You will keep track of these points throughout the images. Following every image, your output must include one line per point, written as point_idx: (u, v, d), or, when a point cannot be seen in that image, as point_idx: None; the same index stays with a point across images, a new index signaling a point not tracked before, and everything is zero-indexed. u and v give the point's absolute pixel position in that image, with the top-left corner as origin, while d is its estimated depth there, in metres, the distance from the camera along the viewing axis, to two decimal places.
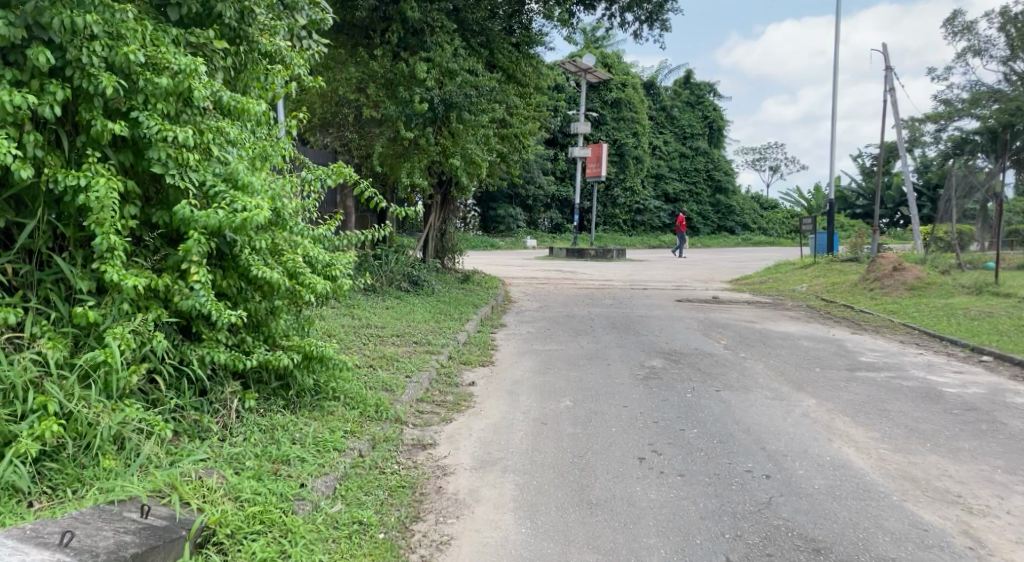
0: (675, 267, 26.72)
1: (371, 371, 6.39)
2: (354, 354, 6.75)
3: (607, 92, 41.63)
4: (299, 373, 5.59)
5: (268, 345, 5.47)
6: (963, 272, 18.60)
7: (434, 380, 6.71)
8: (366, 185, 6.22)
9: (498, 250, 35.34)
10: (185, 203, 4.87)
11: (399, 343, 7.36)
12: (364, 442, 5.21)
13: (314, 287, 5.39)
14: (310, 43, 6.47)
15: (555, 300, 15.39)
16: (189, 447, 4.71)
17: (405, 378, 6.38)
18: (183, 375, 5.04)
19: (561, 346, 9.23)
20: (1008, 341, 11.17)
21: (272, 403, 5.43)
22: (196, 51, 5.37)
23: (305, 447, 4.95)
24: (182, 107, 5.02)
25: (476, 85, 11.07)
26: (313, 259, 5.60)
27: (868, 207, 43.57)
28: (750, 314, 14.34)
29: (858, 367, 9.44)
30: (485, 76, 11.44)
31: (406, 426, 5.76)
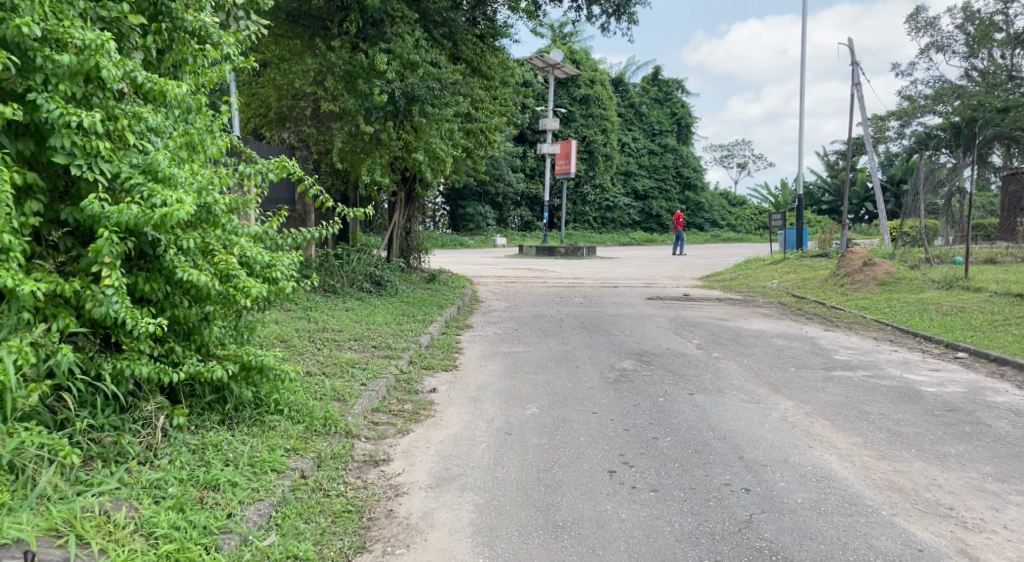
0: (646, 264, 26.51)
1: (321, 380, 6.03)
2: (307, 361, 6.38)
3: (575, 89, 41.46)
4: (236, 384, 5.22)
5: (200, 355, 5.11)
6: (932, 267, 18.53)
7: (392, 387, 6.36)
8: (313, 181, 5.84)
9: (467, 249, 34.91)
10: (95, 197, 4.49)
11: (356, 347, 7.00)
12: (307, 461, 4.87)
13: (250, 291, 5.01)
14: (248, 22, 6.21)
15: (524, 300, 15.05)
16: (100, 472, 4.33)
17: (360, 387, 6.04)
18: (99, 392, 4.67)
19: (528, 348, 8.90)
20: (982, 336, 11.04)
21: (205, 419, 5.08)
22: (109, 25, 4.98)
23: (239, 469, 4.60)
24: (92, 89, 4.65)
25: (439, 78, 10.69)
26: (252, 260, 5.23)
27: (835, 202, 43.73)
28: (722, 312, 14.11)
29: (835, 366, 9.22)
30: (449, 68, 11.05)
31: (358, 440, 5.42)
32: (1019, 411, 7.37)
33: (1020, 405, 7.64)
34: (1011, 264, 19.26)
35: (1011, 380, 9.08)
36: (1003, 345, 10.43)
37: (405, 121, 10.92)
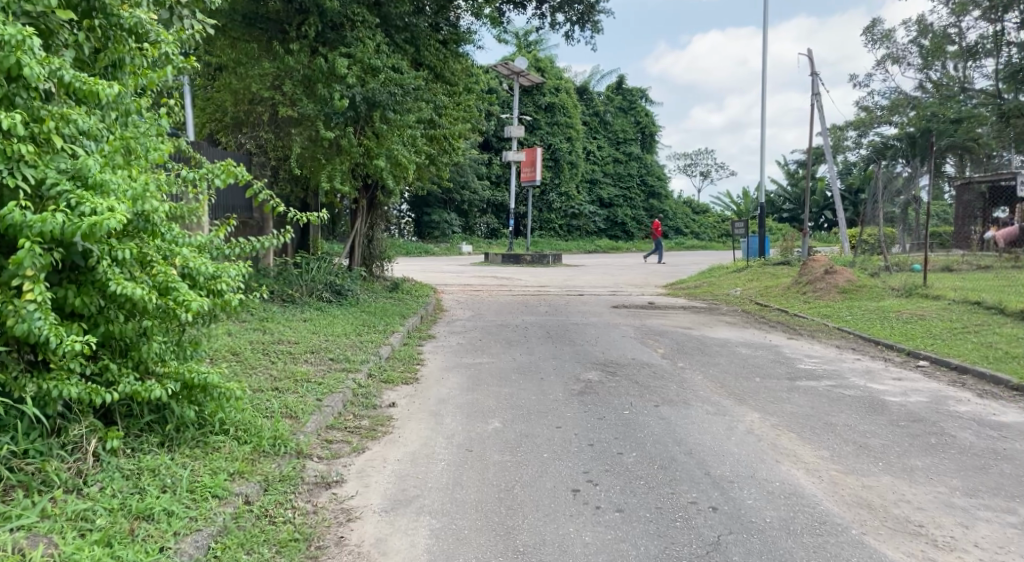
0: (611, 272, 26.46)
1: (273, 396, 5.82)
2: (259, 376, 6.17)
3: (540, 97, 41.47)
4: (177, 404, 5.01)
5: (138, 373, 4.88)
6: (892, 275, 18.67)
7: (348, 403, 6.16)
8: (263, 186, 5.63)
9: (432, 257, 34.66)
10: (16, 206, 4.26)
11: (312, 361, 6.79)
12: (252, 486, 4.66)
13: (190, 305, 4.79)
14: (190, 22, 6.07)
15: (487, 309, 14.89)
16: (20, 504, 4.09)
17: (315, 403, 5.84)
18: (23, 415, 4.42)
19: (492, 359, 8.73)
20: (943, 344, 11.07)
21: (144, 442, 4.85)
22: (34, 22, 4.73)
23: (177, 497, 4.38)
24: (13, 89, 4.43)
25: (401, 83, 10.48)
26: (196, 272, 5.01)
27: (795, 211, 44.17)
28: (687, 320, 14.05)
29: (799, 376, 9.16)
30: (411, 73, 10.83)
31: (310, 460, 5.22)
32: (982, 420, 7.34)
33: (983, 415, 7.61)
34: (968, 272, 19.49)
35: (973, 388, 9.08)
36: (964, 354, 10.45)
37: (367, 126, 10.70)
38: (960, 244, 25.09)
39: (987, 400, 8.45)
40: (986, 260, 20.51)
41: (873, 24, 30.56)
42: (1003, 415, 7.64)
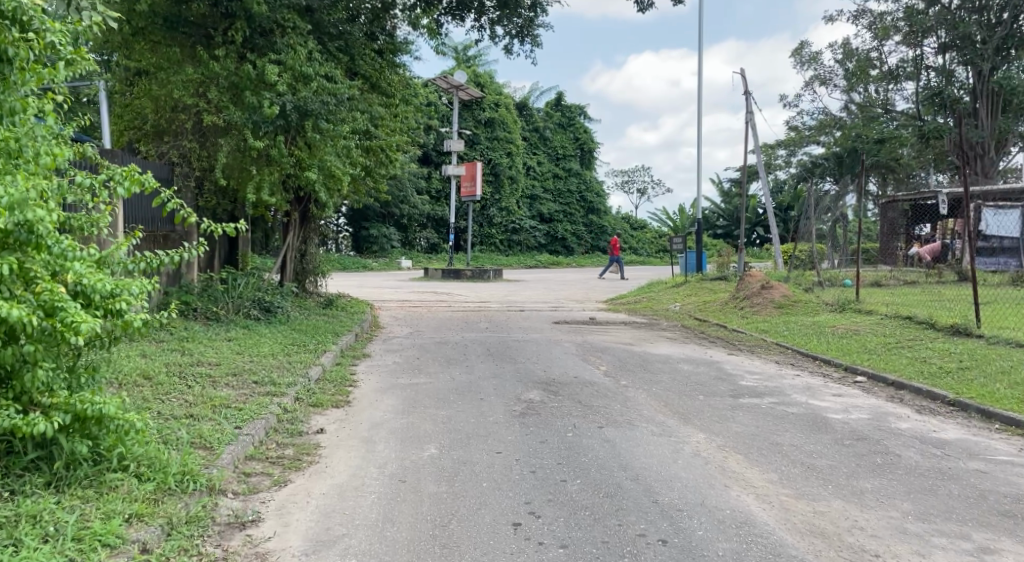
0: (552, 287, 26.29)
1: (186, 425, 5.42)
2: (172, 403, 5.76)
3: (480, 111, 41.34)
4: (67, 439, 4.60)
5: (21, 405, 4.53)
6: (825, 290, 18.87)
7: (271, 430, 5.78)
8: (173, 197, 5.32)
9: (371, 272, 34.09)
10: None
11: (233, 385, 6.38)
12: (152, 531, 4.26)
13: (79, 328, 4.44)
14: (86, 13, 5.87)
15: (424, 326, 14.52)
16: None
17: (234, 431, 5.45)
18: None
19: (429, 378, 8.40)
20: (879, 360, 11.05)
21: (28, 483, 4.44)
22: None
23: (63, 547, 3.96)
24: None
25: (335, 92, 10.17)
26: (94, 290, 4.63)
27: (729, 227, 44.80)
28: (628, 336, 13.88)
29: (741, 392, 9.01)
30: (344, 83, 10.54)
31: (223, 496, 4.83)
32: (924, 438, 7.24)
33: (924, 431, 7.53)
34: (896, 286, 19.85)
35: (911, 403, 9.06)
36: (900, 369, 10.45)
37: (298, 137, 10.34)
38: (884, 259, 25.59)
39: (926, 416, 8.45)
40: (913, 276, 20.94)
41: (802, 46, 31.32)
42: (944, 432, 7.57)
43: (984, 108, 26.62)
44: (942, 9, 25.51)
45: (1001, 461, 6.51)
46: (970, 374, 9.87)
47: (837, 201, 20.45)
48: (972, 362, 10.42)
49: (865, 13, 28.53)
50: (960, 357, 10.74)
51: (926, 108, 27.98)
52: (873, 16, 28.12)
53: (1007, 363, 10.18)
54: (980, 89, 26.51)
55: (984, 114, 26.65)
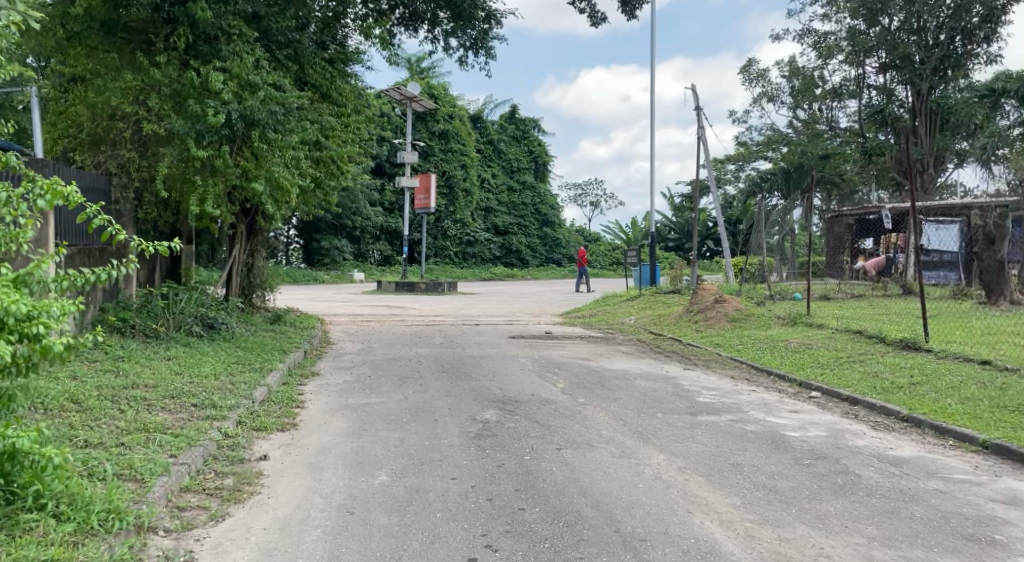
0: (507, 300, 26.08)
1: (115, 455, 5.12)
2: (101, 431, 5.46)
3: (434, 123, 41.08)
4: None
5: None
6: (777, 303, 18.95)
7: (210, 457, 5.49)
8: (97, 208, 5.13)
9: (323, 285, 33.57)
10: None
11: (168, 411, 6.07)
12: None
13: None
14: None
15: (376, 341, 14.21)
16: None
17: (170, 461, 5.17)
18: None
19: (380, 397, 8.16)
20: (833, 375, 10.99)
21: None
22: None
23: None
24: None
25: (282, 101, 10.00)
26: (9, 312, 4.49)
27: (680, 240, 45.12)
28: (584, 351, 13.72)
29: (698, 409, 8.87)
30: (292, 91, 10.36)
31: (155, 534, 4.54)
32: (881, 455, 7.14)
33: (881, 449, 7.43)
34: (844, 300, 20.07)
35: (866, 418, 8.95)
36: (853, 384, 10.38)
37: (244, 147, 10.13)
38: (830, 270, 25.72)
39: (880, 431, 8.29)
40: (862, 290, 21.16)
41: (749, 64, 31.73)
42: (900, 449, 7.47)
43: (924, 127, 27.47)
44: (882, 30, 26.40)
45: (959, 480, 6.42)
46: (921, 390, 9.82)
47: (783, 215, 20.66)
48: (923, 377, 10.39)
49: (810, 31, 29.03)
50: (910, 372, 10.72)
51: (868, 125, 29.08)
52: (818, 35, 28.66)
53: (958, 378, 10.17)
54: (918, 107, 27.13)
55: (923, 132, 27.43)
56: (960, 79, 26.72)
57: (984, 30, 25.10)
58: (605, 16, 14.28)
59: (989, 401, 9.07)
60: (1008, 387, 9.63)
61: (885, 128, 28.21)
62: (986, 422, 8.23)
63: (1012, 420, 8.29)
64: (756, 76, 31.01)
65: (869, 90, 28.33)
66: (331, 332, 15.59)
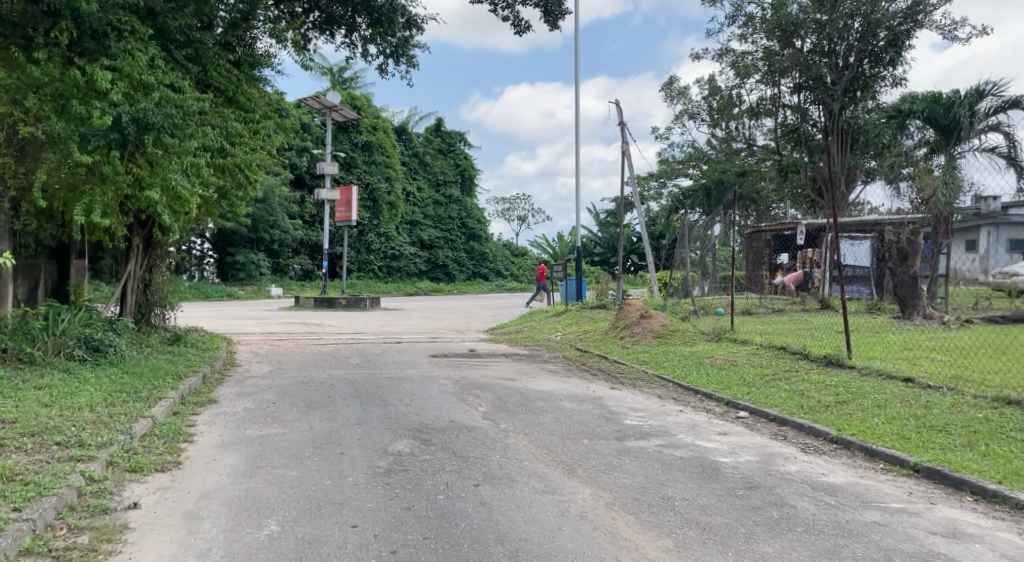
0: (431, 316, 25.50)
1: None
2: None
3: (356, 134, 40.33)
4: None
5: None
6: (701, 318, 18.85)
7: (63, 509, 5.37)
8: None
9: (239, 301, 32.45)
10: None
11: (27, 454, 6.08)
12: None
13: None
14: None
15: (288, 365, 13.45)
16: None
17: (10, 518, 5.02)
18: None
19: (281, 429, 8.14)
20: (761, 393, 10.61)
21: None
22: None
23: None
24: None
25: (178, 104, 10.37)
26: None
27: (605, 254, 45.17)
28: (507, 370, 13.24)
29: (624, 434, 8.44)
30: (191, 93, 10.78)
31: None
32: (815, 483, 6.77)
33: (813, 475, 7.05)
34: (765, 314, 20.08)
35: (793, 439, 8.54)
36: (779, 403, 9.97)
37: (138, 155, 10.46)
38: (751, 288, 25.63)
39: (809, 454, 7.89)
40: (784, 305, 21.15)
41: (671, 81, 31.93)
42: (833, 474, 7.09)
43: (837, 147, 27.94)
44: (795, 51, 26.94)
45: (897, 510, 6.07)
46: (847, 409, 9.42)
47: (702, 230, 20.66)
48: (848, 396, 9.99)
49: (728, 51, 29.33)
50: (836, 391, 10.31)
51: (784, 144, 29.55)
52: (737, 55, 29.02)
53: (882, 397, 9.73)
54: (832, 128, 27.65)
55: (835, 151, 28.01)
56: (868, 100, 27.88)
57: (891, 54, 26.67)
58: (529, 24, 13.94)
59: (915, 420, 8.62)
60: (932, 405, 9.12)
61: (799, 146, 28.85)
62: (915, 444, 7.81)
63: (941, 440, 7.88)
64: (677, 90, 31.20)
65: (784, 109, 28.74)
66: (240, 355, 14.75)
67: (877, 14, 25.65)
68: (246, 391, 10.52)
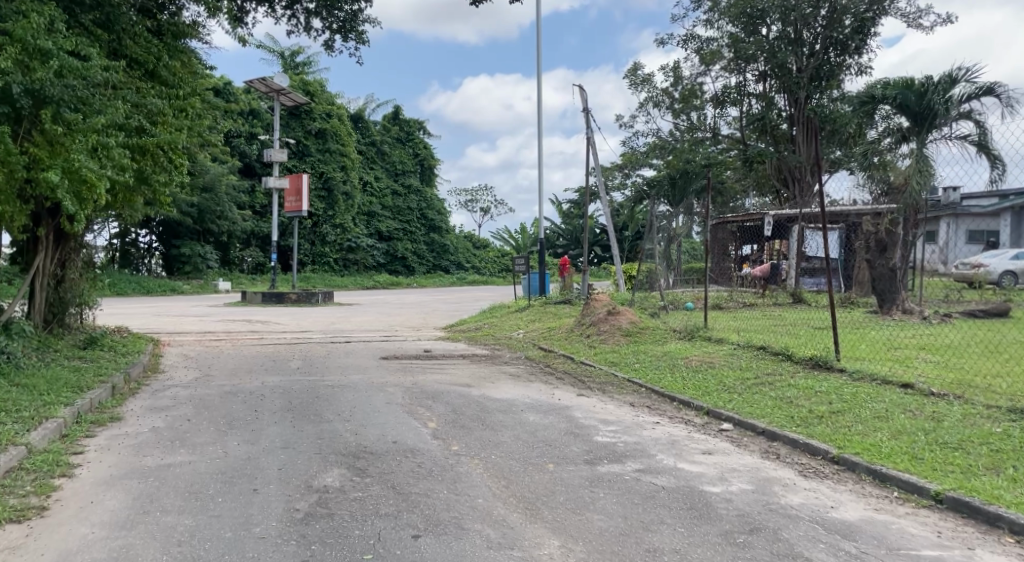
0: (386, 311, 24.17)
1: None
2: None
3: (309, 122, 38.85)
4: None
5: None
6: (669, 315, 17.82)
7: None
8: None
9: (181, 296, 30.86)
10: None
11: None
12: None
13: None
14: None
15: (218, 372, 12.08)
16: None
17: None
18: None
19: (186, 458, 6.97)
20: (745, 399, 9.32)
21: None
22: None
23: None
24: None
25: (78, 72, 10.70)
26: None
27: (568, 246, 44.21)
28: (463, 375, 11.96)
29: (596, 456, 7.22)
30: (98, 63, 11.16)
31: None
32: (825, 521, 5.66)
33: (820, 509, 5.91)
34: (737, 309, 19.03)
35: (786, 458, 7.27)
36: (766, 414, 8.56)
37: (36, 133, 10.67)
38: (717, 279, 24.21)
39: (809, 478, 6.64)
40: (755, 299, 20.13)
41: (635, 68, 30.90)
42: (843, 506, 6.00)
43: (801, 136, 27.35)
44: (760, 38, 26.13)
45: None
46: (842, 421, 7.96)
47: (667, 222, 19.56)
48: (845, 403, 8.53)
49: (692, 37, 28.30)
50: (829, 398, 8.81)
51: (749, 133, 28.92)
52: (702, 41, 27.99)
53: (881, 406, 8.27)
54: (796, 115, 27.18)
55: (801, 141, 27.37)
56: (834, 89, 26.69)
57: (856, 41, 26.01)
58: None
59: (926, 436, 7.26)
60: (941, 416, 7.85)
61: (765, 135, 28.60)
62: (930, 464, 6.61)
63: (961, 462, 6.63)
64: (639, 76, 30.22)
65: (748, 98, 28.13)
66: (166, 361, 13.33)
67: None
68: (162, 409, 9.23)
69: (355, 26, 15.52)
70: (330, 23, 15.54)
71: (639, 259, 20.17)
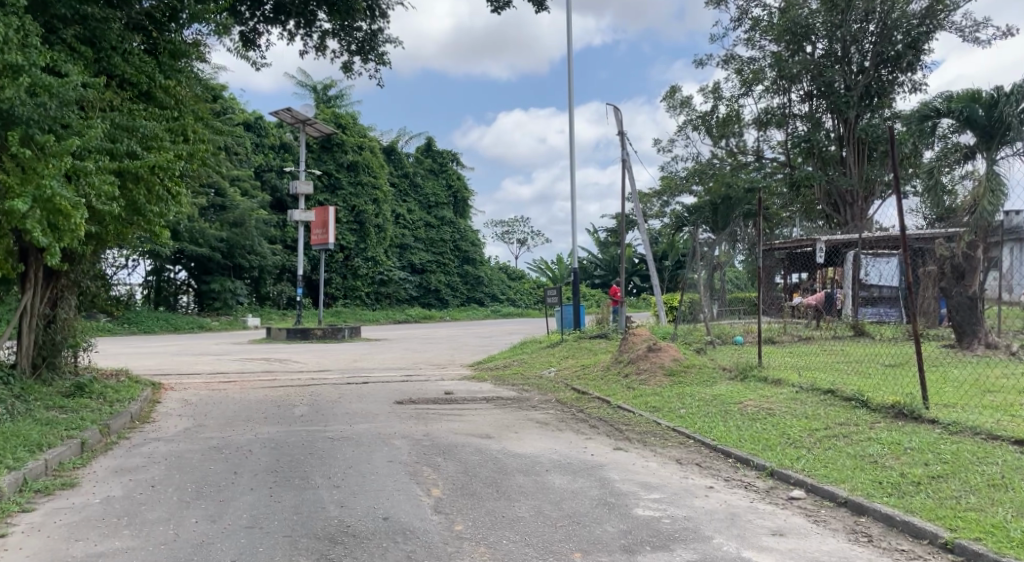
0: (413, 348, 22.84)
1: None
2: None
3: (341, 155, 38.01)
4: None
5: None
6: (717, 350, 16.25)
7: None
8: None
9: (207, 334, 29.79)
10: None
11: None
12: None
13: None
14: None
15: (211, 422, 10.76)
16: None
17: None
18: None
19: (124, 544, 5.65)
20: (816, 457, 7.72)
21: None
22: None
23: None
24: None
25: (50, 89, 9.54)
26: None
27: (606, 276, 42.84)
28: (483, 423, 10.46)
29: (636, 541, 5.74)
30: (77, 73, 10.09)
31: None
32: None
33: None
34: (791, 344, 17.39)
35: (882, 542, 5.81)
36: (845, 477, 6.99)
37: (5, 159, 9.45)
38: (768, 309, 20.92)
39: None
40: (811, 331, 18.42)
41: (673, 91, 29.56)
42: None
43: (851, 157, 25.60)
44: (806, 57, 24.70)
45: None
46: (946, 490, 6.39)
47: (710, 250, 17.79)
48: (947, 465, 6.92)
49: (732, 59, 26.71)
50: (925, 458, 7.19)
51: (795, 156, 27.07)
52: (743, 61, 26.42)
53: (995, 469, 6.69)
54: (846, 136, 25.64)
55: (851, 162, 25.65)
56: (885, 109, 25.15)
57: (910, 57, 24.10)
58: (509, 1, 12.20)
59: None
60: None
61: (812, 157, 26.41)
62: None
63: None
64: (678, 98, 28.89)
65: (793, 119, 26.47)
66: (161, 410, 12.07)
67: (894, 14, 23.28)
68: (128, 470, 7.92)
69: (375, 47, 14.40)
70: (348, 44, 14.40)
71: (680, 290, 18.52)
